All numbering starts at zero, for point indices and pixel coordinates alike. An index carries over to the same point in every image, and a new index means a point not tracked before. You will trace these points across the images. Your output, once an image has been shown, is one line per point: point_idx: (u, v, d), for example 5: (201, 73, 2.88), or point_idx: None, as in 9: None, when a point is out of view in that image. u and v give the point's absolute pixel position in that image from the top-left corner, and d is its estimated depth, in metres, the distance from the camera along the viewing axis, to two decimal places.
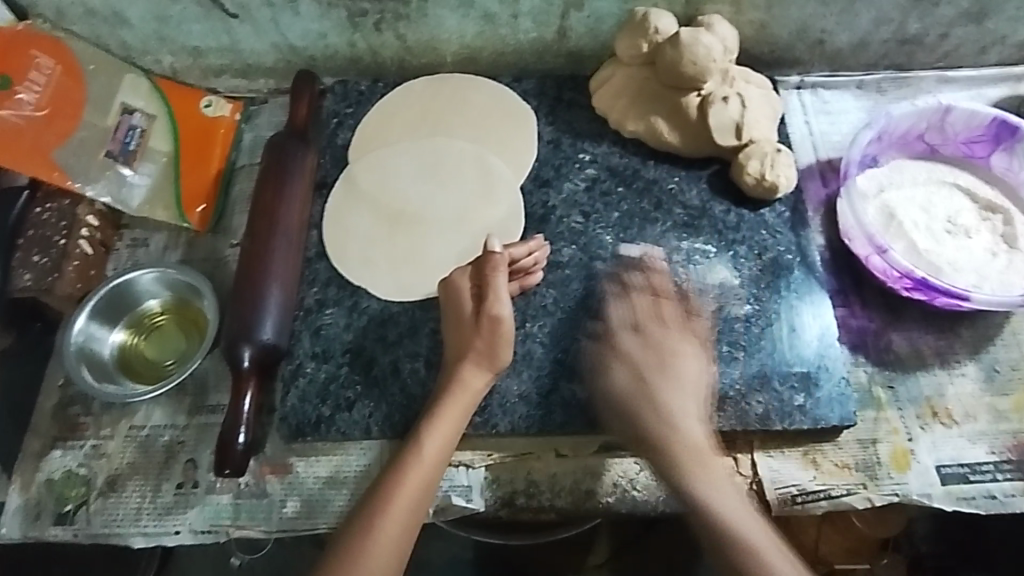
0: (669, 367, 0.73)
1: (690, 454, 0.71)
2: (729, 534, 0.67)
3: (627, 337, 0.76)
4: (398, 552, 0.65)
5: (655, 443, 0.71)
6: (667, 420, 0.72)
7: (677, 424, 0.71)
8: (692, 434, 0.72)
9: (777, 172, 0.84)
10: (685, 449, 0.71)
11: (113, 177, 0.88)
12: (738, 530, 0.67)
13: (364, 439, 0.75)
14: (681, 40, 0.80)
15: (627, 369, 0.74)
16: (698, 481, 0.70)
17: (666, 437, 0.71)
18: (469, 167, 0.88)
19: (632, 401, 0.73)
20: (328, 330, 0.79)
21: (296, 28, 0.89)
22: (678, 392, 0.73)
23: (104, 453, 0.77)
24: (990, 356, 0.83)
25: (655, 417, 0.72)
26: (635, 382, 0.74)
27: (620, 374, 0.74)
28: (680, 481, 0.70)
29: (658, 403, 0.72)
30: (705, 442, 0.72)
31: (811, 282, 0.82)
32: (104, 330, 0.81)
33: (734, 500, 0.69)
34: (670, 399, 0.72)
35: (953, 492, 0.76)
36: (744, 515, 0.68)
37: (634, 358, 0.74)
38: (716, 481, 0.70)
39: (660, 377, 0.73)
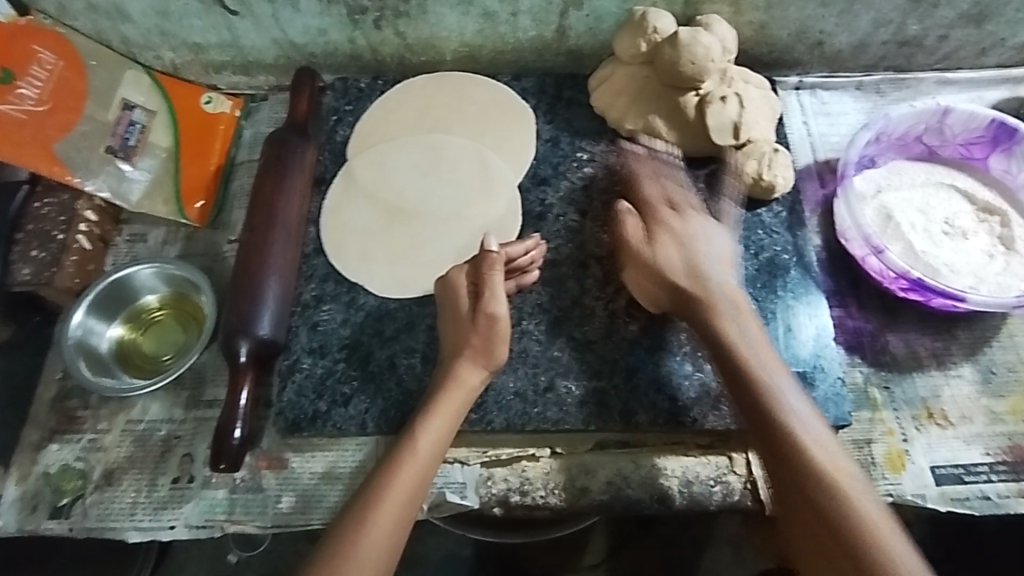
0: (705, 269, 0.76)
1: (805, 432, 0.66)
2: (864, 530, 0.61)
3: (701, 253, 0.77)
4: (392, 546, 0.66)
5: (772, 427, 0.67)
6: (774, 393, 0.68)
7: (782, 407, 0.67)
8: (799, 409, 0.68)
9: (775, 173, 0.84)
10: (799, 424, 0.67)
11: (113, 172, 0.88)
12: (875, 526, 0.62)
13: (359, 434, 0.76)
14: (680, 40, 0.80)
15: (715, 337, 0.73)
16: (819, 463, 0.65)
17: (779, 420, 0.67)
18: (468, 164, 0.88)
19: (705, 264, 0.77)
20: (325, 326, 0.80)
21: (297, 24, 0.89)
22: (775, 362, 0.71)
23: (101, 446, 0.78)
24: (986, 358, 0.83)
25: (761, 390, 0.69)
26: (678, 276, 0.76)
27: (669, 253, 0.77)
28: (796, 469, 0.65)
29: (759, 374, 0.69)
30: (822, 428, 0.67)
31: (808, 282, 0.82)
32: (103, 324, 0.82)
33: (868, 492, 0.64)
34: (769, 372, 0.70)
35: (948, 493, 0.76)
36: (877, 505, 0.63)
37: (683, 241, 0.78)
38: (847, 470, 0.65)
39: (739, 336, 0.72)
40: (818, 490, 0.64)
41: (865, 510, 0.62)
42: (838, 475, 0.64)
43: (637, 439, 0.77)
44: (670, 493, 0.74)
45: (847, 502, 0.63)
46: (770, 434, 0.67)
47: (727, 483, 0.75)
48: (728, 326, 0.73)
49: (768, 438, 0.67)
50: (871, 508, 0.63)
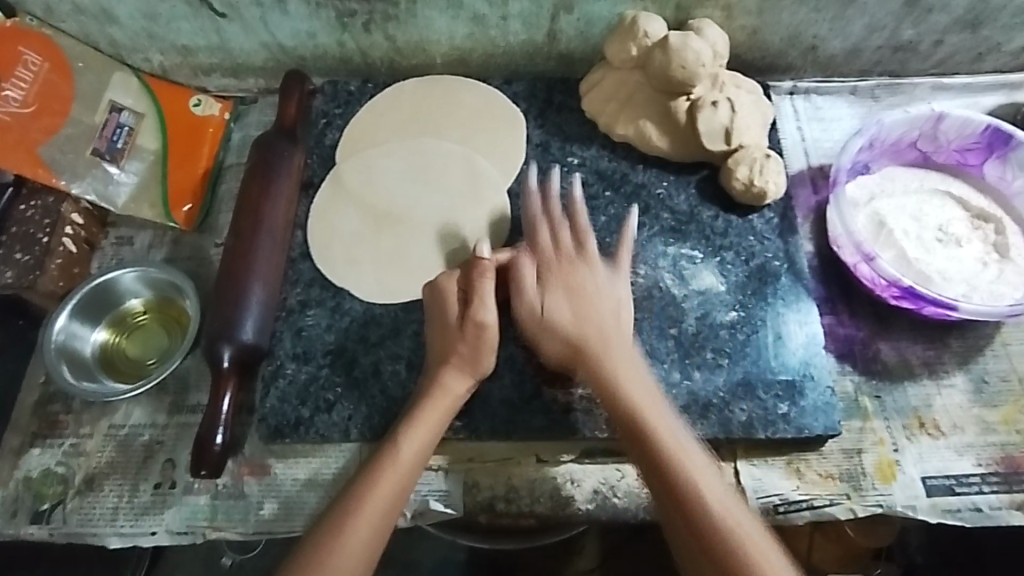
0: (598, 331, 0.74)
1: (693, 467, 0.66)
2: (731, 540, 0.63)
3: (593, 312, 0.74)
4: (369, 555, 0.65)
5: (643, 442, 0.68)
6: (655, 418, 0.69)
7: (659, 424, 0.68)
8: (669, 420, 0.69)
9: (766, 179, 0.83)
10: (668, 435, 0.68)
11: (99, 175, 0.88)
12: (741, 534, 0.63)
13: (343, 441, 0.75)
14: (668, 44, 0.80)
15: (568, 305, 0.75)
16: (686, 475, 0.66)
17: (643, 432, 0.68)
18: (455, 169, 0.88)
19: (592, 316, 0.74)
20: (310, 331, 0.79)
21: (285, 27, 0.89)
22: (657, 402, 0.70)
23: (83, 451, 0.77)
24: (979, 367, 0.82)
25: (632, 404, 0.69)
26: (564, 320, 0.74)
27: (555, 301, 0.75)
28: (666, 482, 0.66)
29: (641, 400, 0.70)
30: (690, 439, 0.69)
31: (798, 289, 0.81)
32: (86, 327, 0.81)
33: (731, 499, 0.66)
34: (646, 387, 0.71)
35: (939, 505, 0.75)
36: (745, 517, 0.65)
37: (574, 289, 0.76)
38: (710, 478, 0.66)
39: (632, 380, 0.71)
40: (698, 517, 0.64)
41: (732, 517, 0.64)
42: (739, 521, 0.64)
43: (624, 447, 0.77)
44: None
45: (710, 513, 0.64)
46: (651, 462, 0.67)
47: None
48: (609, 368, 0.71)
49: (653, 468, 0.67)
50: (742, 519, 0.64)
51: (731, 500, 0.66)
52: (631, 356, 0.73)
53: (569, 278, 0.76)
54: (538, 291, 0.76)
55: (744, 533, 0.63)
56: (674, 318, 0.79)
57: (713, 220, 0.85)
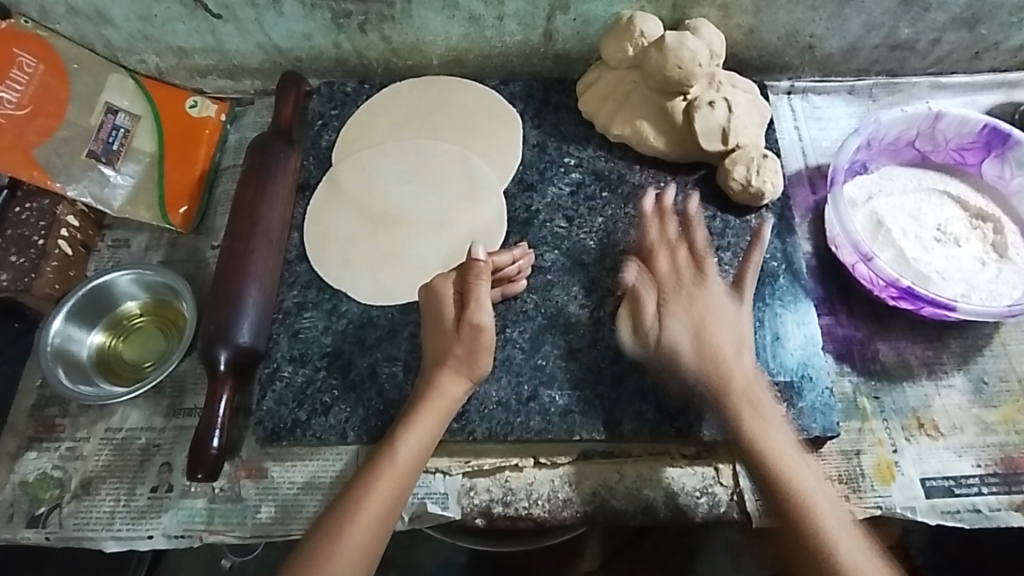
0: (715, 335, 0.72)
1: (786, 454, 0.68)
2: (839, 564, 0.64)
3: (717, 335, 0.72)
4: (367, 559, 0.65)
5: (754, 455, 0.68)
6: (767, 435, 0.69)
7: (773, 440, 0.68)
8: (784, 436, 0.69)
9: (764, 179, 0.83)
10: (783, 454, 0.68)
11: (95, 177, 0.88)
12: (850, 557, 0.64)
13: (340, 443, 0.74)
14: (665, 44, 0.80)
15: (687, 322, 0.73)
16: (800, 495, 0.66)
17: (758, 450, 0.68)
18: (453, 170, 0.88)
19: (716, 341, 0.72)
20: (306, 334, 0.78)
21: (280, 28, 0.89)
22: (766, 391, 0.71)
23: (80, 455, 0.76)
24: (978, 367, 0.81)
25: (751, 414, 0.69)
26: (688, 338, 0.72)
27: (675, 328, 0.73)
28: (778, 501, 0.67)
29: (760, 416, 0.70)
30: (805, 458, 0.69)
31: (796, 289, 0.81)
32: (83, 330, 0.81)
33: (847, 525, 0.66)
34: (766, 401, 0.71)
35: (938, 506, 0.74)
36: (856, 540, 0.65)
37: (698, 311, 0.73)
38: (830, 502, 0.67)
39: (740, 369, 0.71)
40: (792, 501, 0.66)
41: (841, 540, 0.65)
42: (845, 544, 0.65)
43: (622, 449, 0.76)
44: (655, 503, 0.74)
45: (824, 537, 0.65)
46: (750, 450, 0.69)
47: (714, 494, 0.74)
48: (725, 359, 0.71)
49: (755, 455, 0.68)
50: (852, 543, 0.65)
51: (823, 488, 0.68)
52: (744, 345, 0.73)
53: (698, 305, 0.74)
54: (659, 311, 0.75)
55: (855, 561, 0.64)
56: None
57: (710, 220, 0.85)
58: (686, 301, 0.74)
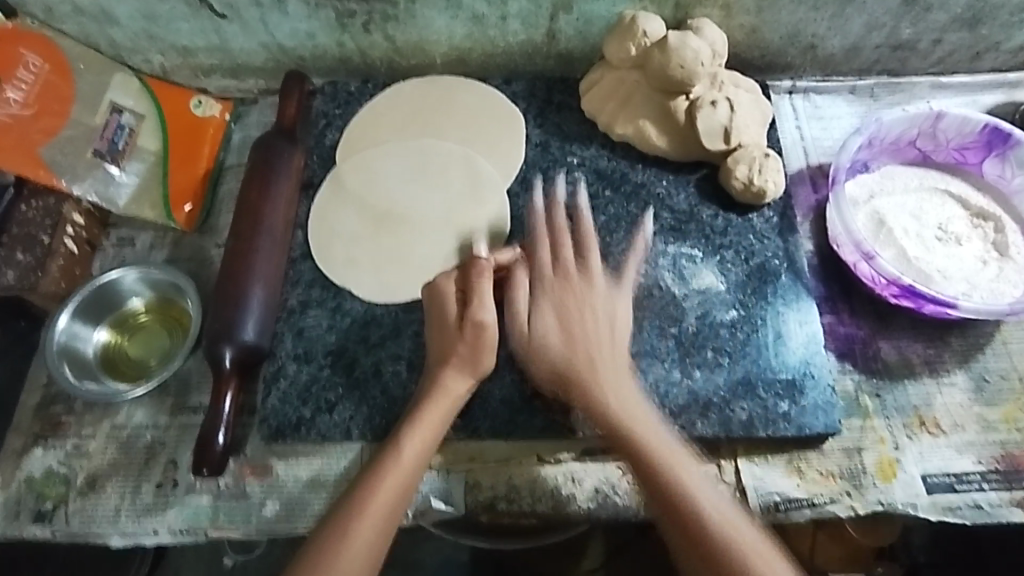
0: (583, 337, 0.74)
1: (660, 439, 0.69)
2: (722, 540, 0.64)
3: (590, 331, 0.74)
4: (374, 556, 0.65)
5: (626, 443, 0.69)
6: (638, 424, 0.70)
7: (642, 427, 0.70)
8: (651, 422, 0.70)
9: (765, 178, 0.84)
10: (650, 438, 0.69)
11: (100, 176, 0.88)
12: (728, 532, 0.64)
13: (344, 441, 0.75)
14: (668, 44, 0.80)
15: (554, 325, 0.75)
16: (672, 475, 0.67)
17: (628, 438, 0.69)
18: (456, 169, 0.88)
19: (582, 335, 0.74)
20: (311, 332, 0.79)
21: (284, 28, 0.89)
22: (627, 375, 0.73)
23: (85, 452, 0.77)
24: (979, 365, 0.82)
25: (608, 406, 0.71)
26: (566, 348, 0.74)
27: (544, 319, 0.75)
28: (652, 485, 0.67)
29: (627, 406, 0.71)
30: (675, 441, 0.70)
31: (798, 288, 0.82)
32: (88, 328, 0.81)
33: (718, 496, 0.67)
34: (617, 386, 0.72)
35: (939, 503, 0.75)
36: (727, 510, 0.66)
37: (564, 305, 0.76)
38: (698, 481, 0.67)
39: (587, 328, 0.74)
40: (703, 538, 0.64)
41: (712, 515, 0.65)
42: (725, 519, 0.65)
43: None
44: None
45: (696, 510, 0.65)
46: (655, 490, 0.67)
47: None
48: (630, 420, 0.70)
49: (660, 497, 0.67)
50: (737, 522, 0.65)
51: (727, 507, 0.67)
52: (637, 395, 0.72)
53: (574, 303, 0.76)
54: (529, 312, 0.76)
55: (732, 533, 0.64)
56: (675, 317, 0.80)
57: (712, 219, 0.86)
58: (568, 298, 0.76)
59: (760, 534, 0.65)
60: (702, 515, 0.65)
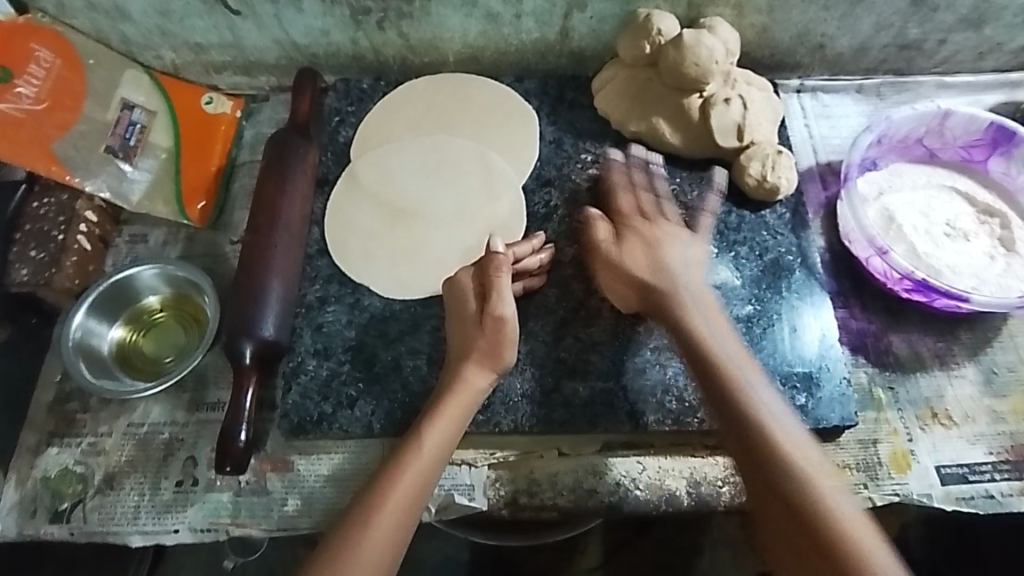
0: (673, 271, 0.77)
1: (770, 417, 0.67)
2: (836, 525, 0.61)
3: (680, 272, 0.77)
4: (391, 551, 0.65)
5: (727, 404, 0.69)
6: (741, 389, 0.69)
7: (750, 396, 0.69)
8: (765, 397, 0.69)
9: (779, 174, 0.85)
10: (760, 408, 0.68)
11: (112, 172, 0.87)
12: (844, 519, 0.62)
13: (365, 436, 0.75)
14: (683, 41, 0.81)
15: (648, 262, 0.77)
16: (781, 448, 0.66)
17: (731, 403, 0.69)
18: (471, 165, 0.88)
19: (670, 274, 0.77)
20: (330, 328, 0.79)
21: (298, 24, 0.89)
22: (736, 345, 0.72)
23: (102, 450, 0.76)
24: (988, 358, 0.83)
25: (721, 374, 0.70)
26: (645, 276, 0.76)
27: (635, 259, 0.78)
28: (760, 458, 0.66)
29: (732, 370, 0.70)
30: (793, 421, 0.68)
31: (812, 283, 0.83)
32: (103, 325, 0.80)
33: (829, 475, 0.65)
34: (733, 356, 0.72)
35: (952, 492, 0.76)
36: (846, 500, 0.63)
37: (658, 253, 0.78)
38: (811, 460, 0.65)
39: (687, 287, 0.76)
40: (784, 477, 0.64)
41: (835, 504, 0.63)
42: (841, 509, 0.63)
43: (643, 441, 0.77)
44: (678, 494, 0.75)
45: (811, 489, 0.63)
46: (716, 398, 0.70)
47: (735, 484, 0.75)
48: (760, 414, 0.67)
49: (770, 487, 0.65)
50: (846, 509, 0.63)
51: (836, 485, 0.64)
52: (772, 396, 0.69)
53: (659, 252, 0.78)
54: (617, 252, 0.79)
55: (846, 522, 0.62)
56: None
57: (725, 215, 0.87)
58: (646, 248, 0.78)
59: (871, 527, 0.62)
60: (767, 431, 0.66)
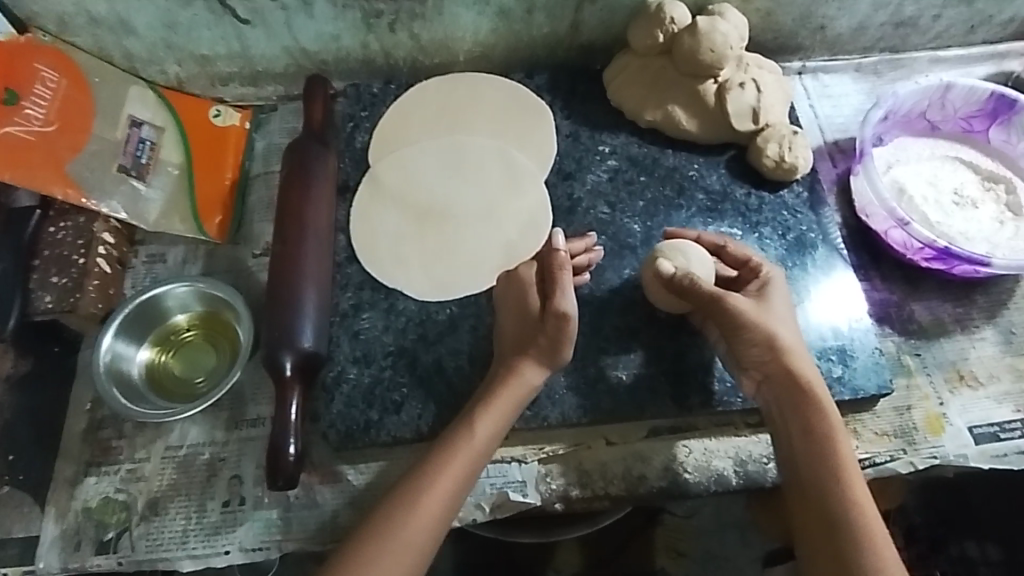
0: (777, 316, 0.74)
1: (846, 469, 0.68)
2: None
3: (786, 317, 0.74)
4: (433, 531, 0.65)
5: (811, 442, 0.69)
6: (828, 433, 0.69)
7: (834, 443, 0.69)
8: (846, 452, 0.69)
9: (796, 154, 0.87)
10: (839, 457, 0.68)
11: (127, 191, 0.85)
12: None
13: (413, 441, 0.74)
14: (697, 28, 0.83)
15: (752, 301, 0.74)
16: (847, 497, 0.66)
17: (814, 444, 0.69)
18: (492, 164, 0.88)
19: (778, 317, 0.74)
20: (367, 334, 0.78)
21: (308, 31, 0.88)
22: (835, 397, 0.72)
23: (142, 476, 0.74)
24: (1005, 320, 0.86)
25: (810, 416, 0.70)
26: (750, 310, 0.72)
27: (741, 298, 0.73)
28: (825, 504, 0.66)
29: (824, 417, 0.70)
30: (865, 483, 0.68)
31: (834, 257, 0.85)
32: (131, 348, 0.78)
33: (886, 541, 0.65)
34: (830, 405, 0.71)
35: (987, 451, 0.78)
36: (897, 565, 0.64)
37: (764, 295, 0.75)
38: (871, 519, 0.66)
39: (790, 331, 0.73)
40: (844, 527, 0.65)
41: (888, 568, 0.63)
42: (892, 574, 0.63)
43: (688, 423, 0.78)
44: (726, 474, 0.76)
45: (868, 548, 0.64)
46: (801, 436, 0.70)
47: None
48: (826, 414, 0.70)
49: (824, 532, 0.66)
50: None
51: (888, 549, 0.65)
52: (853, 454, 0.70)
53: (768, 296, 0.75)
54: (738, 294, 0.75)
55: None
56: None
57: (745, 197, 0.88)
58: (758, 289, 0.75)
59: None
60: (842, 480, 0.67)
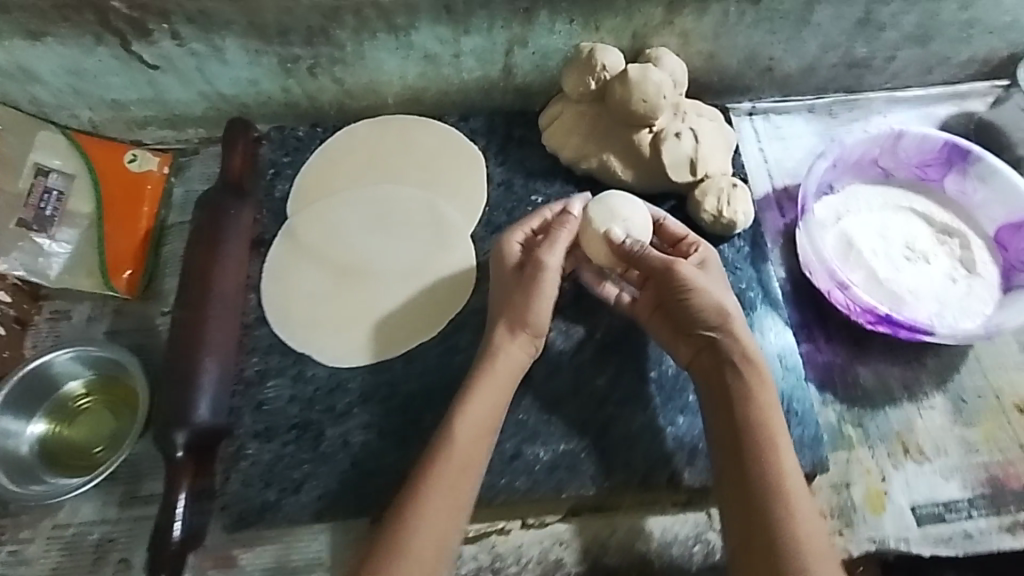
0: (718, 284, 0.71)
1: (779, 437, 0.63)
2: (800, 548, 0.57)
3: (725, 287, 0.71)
4: (447, 533, 0.60)
5: (743, 403, 0.65)
6: (762, 398, 0.65)
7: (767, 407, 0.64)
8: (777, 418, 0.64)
9: (734, 209, 0.82)
10: (771, 422, 0.64)
11: (28, 248, 0.82)
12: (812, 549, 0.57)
13: (314, 523, 0.70)
14: (628, 76, 0.78)
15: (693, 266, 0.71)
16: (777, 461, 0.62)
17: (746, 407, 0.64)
18: (418, 217, 0.83)
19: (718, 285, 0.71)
20: (272, 405, 0.74)
21: (224, 76, 0.84)
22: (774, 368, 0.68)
23: (24, 559, 0.70)
24: (955, 386, 0.82)
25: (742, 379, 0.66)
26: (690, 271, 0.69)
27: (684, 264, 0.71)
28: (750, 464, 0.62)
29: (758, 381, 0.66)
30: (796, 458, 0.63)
31: (775, 319, 0.80)
32: (22, 421, 0.74)
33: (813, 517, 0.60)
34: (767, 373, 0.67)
35: (930, 533, 0.74)
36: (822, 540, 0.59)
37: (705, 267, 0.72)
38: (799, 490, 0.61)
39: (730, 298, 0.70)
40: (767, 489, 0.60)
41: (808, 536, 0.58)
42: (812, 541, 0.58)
43: (612, 502, 0.73)
44: (649, 558, 0.71)
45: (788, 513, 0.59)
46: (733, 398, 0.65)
47: (707, 542, 0.72)
48: (761, 379, 0.66)
49: (746, 494, 0.61)
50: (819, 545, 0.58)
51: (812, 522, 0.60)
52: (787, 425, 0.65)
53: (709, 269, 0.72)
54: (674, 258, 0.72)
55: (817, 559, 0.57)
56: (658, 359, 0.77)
57: None
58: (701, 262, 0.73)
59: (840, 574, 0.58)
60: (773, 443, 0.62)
